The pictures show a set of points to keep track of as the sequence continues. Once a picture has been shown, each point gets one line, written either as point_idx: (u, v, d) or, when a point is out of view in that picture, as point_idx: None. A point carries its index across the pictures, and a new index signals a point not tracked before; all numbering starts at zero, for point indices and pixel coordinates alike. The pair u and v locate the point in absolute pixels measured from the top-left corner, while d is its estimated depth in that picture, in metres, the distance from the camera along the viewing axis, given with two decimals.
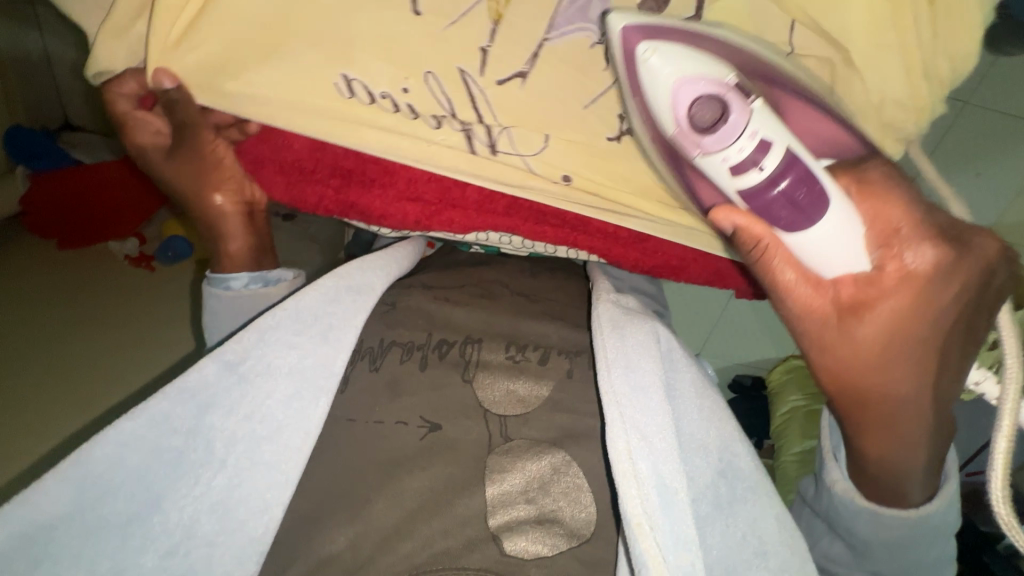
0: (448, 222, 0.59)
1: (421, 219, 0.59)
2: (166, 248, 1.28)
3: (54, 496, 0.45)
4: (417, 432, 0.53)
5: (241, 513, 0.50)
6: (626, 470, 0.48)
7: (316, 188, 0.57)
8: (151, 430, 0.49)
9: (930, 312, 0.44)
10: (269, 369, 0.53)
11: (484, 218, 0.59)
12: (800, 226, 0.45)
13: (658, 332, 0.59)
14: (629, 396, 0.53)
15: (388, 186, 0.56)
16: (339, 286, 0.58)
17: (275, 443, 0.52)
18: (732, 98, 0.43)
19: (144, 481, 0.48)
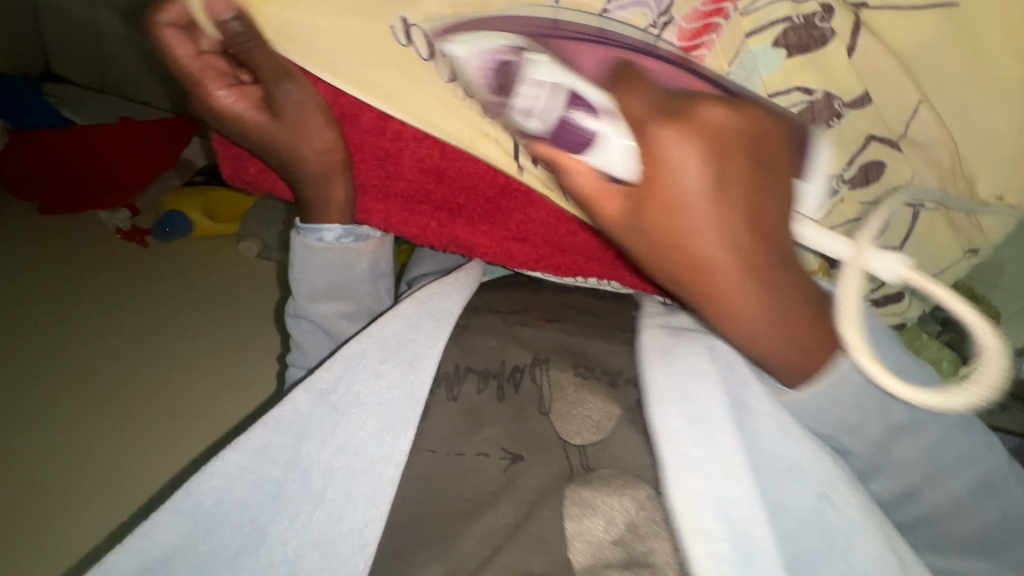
0: (554, 267, 0.51)
1: (527, 262, 0.51)
2: (167, 223, 1.20)
3: (172, 527, 0.46)
4: (498, 464, 0.50)
5: (341, 549, 0.47)
6: (692, 526, 0.42)
7: (422, 220, 0.50)
8: (253, 460, 0.49)
9: (703, 203, 0.32)
10: (359, 401, 0.52)
11: (592, 264, 0.51)
12: (581, 145, 0.34)
13: (717, 350, 0.48)
14: (686, 431, 0.45)
15: (498, 225, 0.49)
16: (421, 312, 0.57)
17: (371, 476, 0.49)
18: (578, 89, 0.34)
19: (247, 512, 0.48)
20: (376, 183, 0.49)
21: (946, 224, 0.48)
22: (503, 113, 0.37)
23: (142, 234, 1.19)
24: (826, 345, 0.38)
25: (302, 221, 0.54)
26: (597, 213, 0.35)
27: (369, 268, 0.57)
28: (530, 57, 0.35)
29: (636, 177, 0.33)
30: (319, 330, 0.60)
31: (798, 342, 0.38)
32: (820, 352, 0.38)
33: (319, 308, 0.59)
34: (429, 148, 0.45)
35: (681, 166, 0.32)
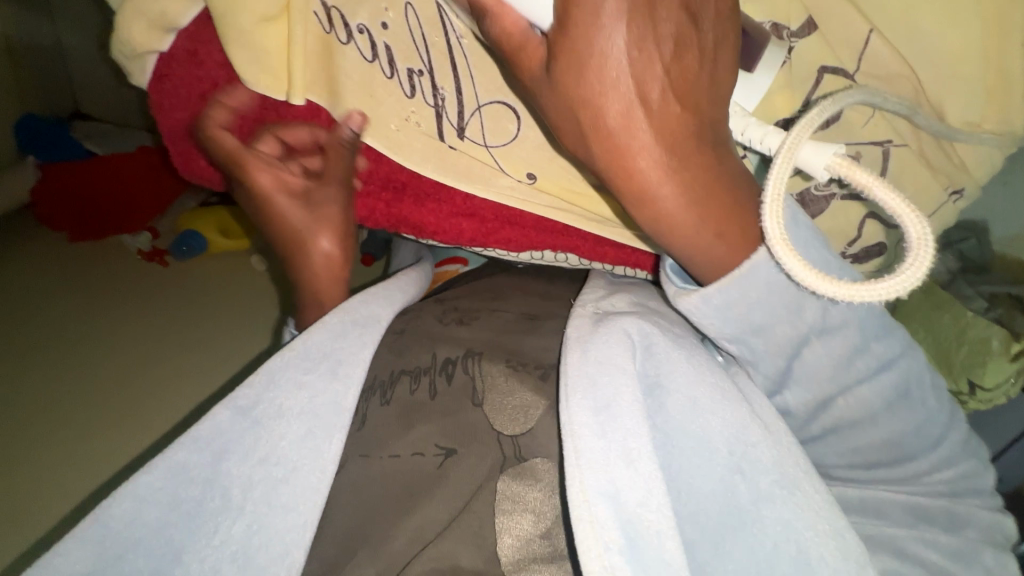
0: (505, 242, 0.51)
1: (478, 238, 0.51)
2: (182, 242, 1.26)
3: (73, 558, 0.43)
4: (433, 461, 0.49)
5: (262, 559, 0.46)
6: (584, 516, 0.37)
7: (371, 203, 0.50)
8: (170, 480, 0.47)
9: (668, 155, 0.34)
10: (281, 412, 0.50)
11: (543, 236, 0.50)
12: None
13: (633, 332, 0.45)
14: (597, 417, 0.41)
15: (445, 202, 0.49)
16: (347, 321, 0.56)
17: (294, 484, 0.49)
18: None
19: (164, 534, 0.45)
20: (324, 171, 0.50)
21: (918, 169, 0.45)
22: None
23: (161, 254, 1.26)
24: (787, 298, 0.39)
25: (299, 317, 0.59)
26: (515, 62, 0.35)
27: None
28: None
29: (547, 15, 0.32)
30: None
31: (723, 229, 0.37)
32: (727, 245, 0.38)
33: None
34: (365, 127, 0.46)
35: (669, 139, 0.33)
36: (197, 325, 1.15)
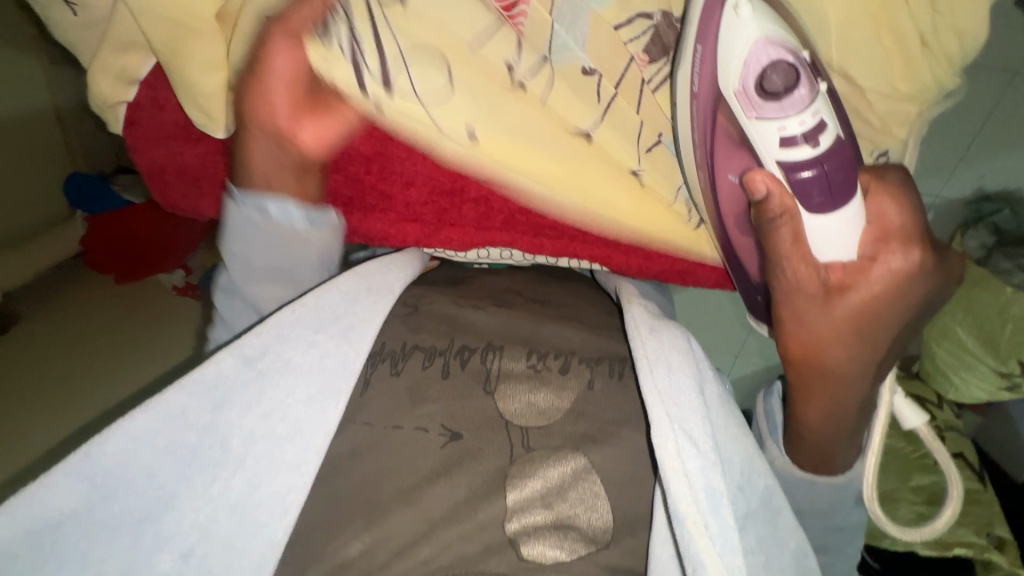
0: (448, 242, 0.54)
1: (421, 242, 0.54)
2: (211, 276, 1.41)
3: (64, 490, 0.48)
4: (438, 440, 0.53)
5: (261, 516, 0.52)
6: (676, 468, 0.48)
7: None
8: (166, 424, 0.51)
9: (871, 311, 0.49)
10: (287, 367, 0.54)
11: (482, 234, 0.53)
12: (822, 203, 0.47)
13: (689, 340, 0.59)
14: (671, 397, 0.52)
15: (391, 211, 0.52)
16: (357, 284, 0.58)
17: (296, 445, 0.53)
18: (827, 136, 0.45)
19: (155, 478, 0.50)
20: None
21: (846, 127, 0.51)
22: (763, 110, 0.45)
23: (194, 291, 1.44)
24: (830, 408, 0.54)
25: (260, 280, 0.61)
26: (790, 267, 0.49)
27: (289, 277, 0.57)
28: (817, 92, 0.45)
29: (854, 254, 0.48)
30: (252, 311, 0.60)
31: (811, 410, 0.54)
32: (821, 410, 0.54)
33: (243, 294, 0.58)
34: None
35: (903, 282, 0.49)
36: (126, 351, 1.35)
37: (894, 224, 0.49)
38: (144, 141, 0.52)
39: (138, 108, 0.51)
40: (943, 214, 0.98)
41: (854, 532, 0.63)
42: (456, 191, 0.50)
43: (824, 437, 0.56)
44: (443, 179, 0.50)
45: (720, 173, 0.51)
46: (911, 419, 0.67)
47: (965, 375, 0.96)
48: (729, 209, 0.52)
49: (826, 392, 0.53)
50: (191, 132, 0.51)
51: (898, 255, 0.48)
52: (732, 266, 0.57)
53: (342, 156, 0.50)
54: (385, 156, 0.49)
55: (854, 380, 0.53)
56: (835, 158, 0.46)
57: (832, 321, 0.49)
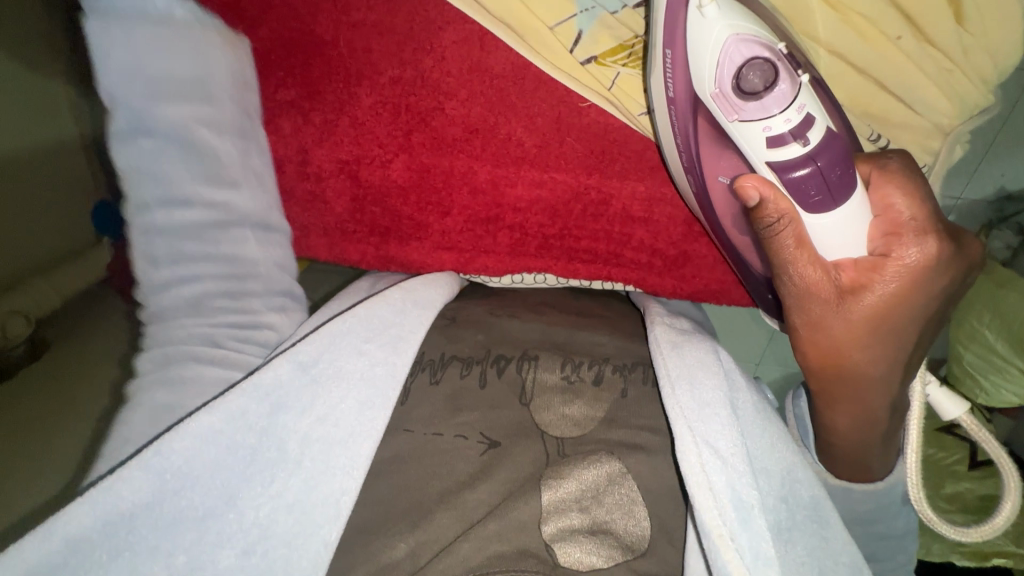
0: (481, 270, 0.54)
1: (455, 270, 0.54)
2: None
3: (137, 484, 0.44)
4: (476, 446, 0.54)
5: (317, 517, 0.51)
6: (700, 481, 0.48)
7: (361, 248, 0.54)
8: (228, 425, 0.49)
9: (894, 313, 0.48)
10: (340, 374, 0.55)
11: (516, 260, 0.53)
12: (824, 202, 0.44)
13: (717, 353, 0.59)
14: (695, 410, 0.52)
15: (426, 239, 0.53)
16: (405, 300, 0.61)
17: (348, 449, 0.53)
18: (816, 129, 0.42)
19: (218, 475, 0.48)
20: (315, 223, 0.54)
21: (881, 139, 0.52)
22: (744, 109, 0.42)
23: None
24: (865, 418, 0.53)
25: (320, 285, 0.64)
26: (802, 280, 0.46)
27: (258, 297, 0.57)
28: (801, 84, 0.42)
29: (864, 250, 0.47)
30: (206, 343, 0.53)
31: (843, 422, 0.54)
32: (852, 424, 0.54)
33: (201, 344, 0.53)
34: (345, 181, 0.51)
35: (925, 279, 0.47)
36: None
37: (905, 217, 0.47)
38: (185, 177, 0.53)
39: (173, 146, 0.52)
40: (967, 218, 0.97)
41: (899, 539, 0.62)
42: (492, 218, 0.51)
43: (863, 438, 0.55)
44: (475, 205, 0.51)
45: (709, 175, 0.48)
46: (951, 410, 0.67)
47: (996, 379, 0.92)
48: (723, 213, 0.49)
49: (857, 401, 0.53)
50: None
51: (913, 247, 0.46)
52: (749, 288, 0.56)
53: (380, 186, 0.51)
54: (422, 185, 0.50)
55: (880, 380, 0.51)
56: (828, 151, 0.43)
57: (858, 331, 0.48)
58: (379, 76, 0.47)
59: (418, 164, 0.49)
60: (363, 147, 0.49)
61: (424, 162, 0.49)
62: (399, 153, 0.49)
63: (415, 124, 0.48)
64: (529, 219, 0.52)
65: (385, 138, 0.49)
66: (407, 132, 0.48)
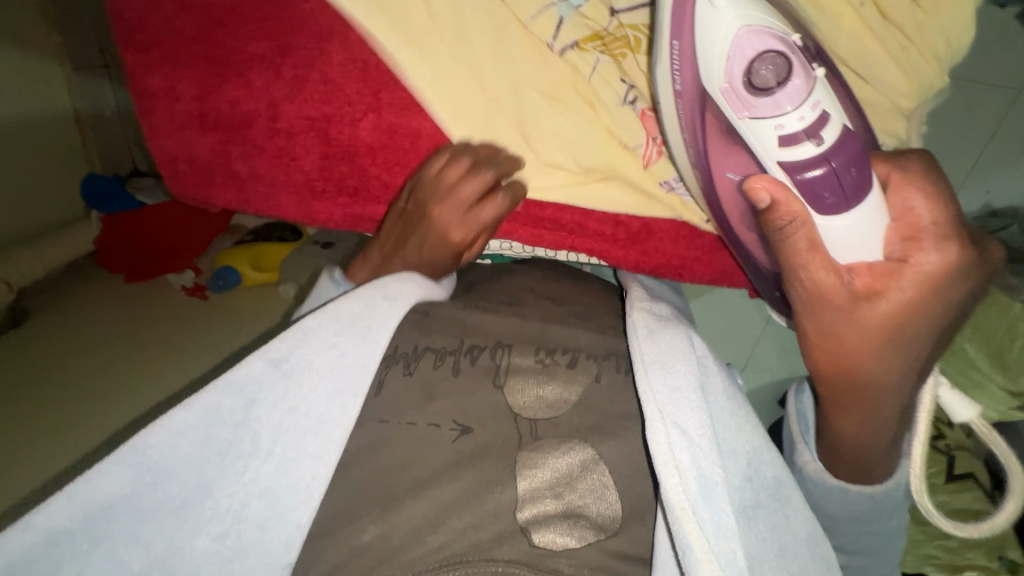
0: (448, 229, 0.57)
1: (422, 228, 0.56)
2: (217, 278, 1.45)
3: (114, 478, 0.51)
4: (449, 434, 0.55)
5: (289, 501, 0.55)
6: (666, 459, 0.50)
7: (328, 207, 0.55)
8: (203, 421, 0.55)
9: (913, 319, 0.47)
10: (310, 366, 0.58)
11: (480, 220, 0.56)
12: (840, 208, 0.45)
13: (690, 336, 0.59)
14: (666, 395, 0.53)
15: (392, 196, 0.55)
16: (376, 294, 0.61)
17: (318, 436, 0.56)
18: (831, 122, 0.44)
19: (195, 466, 0.54)
20: (285, 181, 0.54)
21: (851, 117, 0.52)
22: (755, 106, 0.44)
23: (202, 289, 1.44)
24: (863, 425, 0.54)
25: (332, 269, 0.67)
26: (818, 285, 0.47)
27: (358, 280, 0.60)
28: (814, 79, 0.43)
29: (880, 254, 0.47)
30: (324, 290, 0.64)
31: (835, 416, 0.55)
32: (858, 431, 0.54)
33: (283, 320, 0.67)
34: (314, 139, 0.51)
35: (942, 293, 0.46)
36: (138, 364, 1.23)
37: (926, 219, 0.46)
38: (155, 129, 0.52)
39: (141, 98, 0.51)
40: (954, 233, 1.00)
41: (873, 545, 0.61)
42: None
43: (845, 433, 0.55)
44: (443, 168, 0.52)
45: (718, 170, 0.51)
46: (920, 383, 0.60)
47: None
48: (730, 205, 0.53)
49: (866, 401, 0.52)
50: (202, 122, 0.51)
51: (932, 253, 0.45)
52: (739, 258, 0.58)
53: (349, 141, 0.51)
54: (389, 145, 0.51)
55: (891, 392, 0.52)
56: (848, 149, 0.44)
57: (868, 335, 0.48)
58: (348, 35, 0.48)
59: (387, 124, 0.50)
60: (333, 105, 0.49)
61: (393, 122, 0.50)
62: (368, 111, 0.50)
63: (383, 82, 0.49)
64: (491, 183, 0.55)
65: (354, 95, 0.49)
66: (376, 92, 0.49)
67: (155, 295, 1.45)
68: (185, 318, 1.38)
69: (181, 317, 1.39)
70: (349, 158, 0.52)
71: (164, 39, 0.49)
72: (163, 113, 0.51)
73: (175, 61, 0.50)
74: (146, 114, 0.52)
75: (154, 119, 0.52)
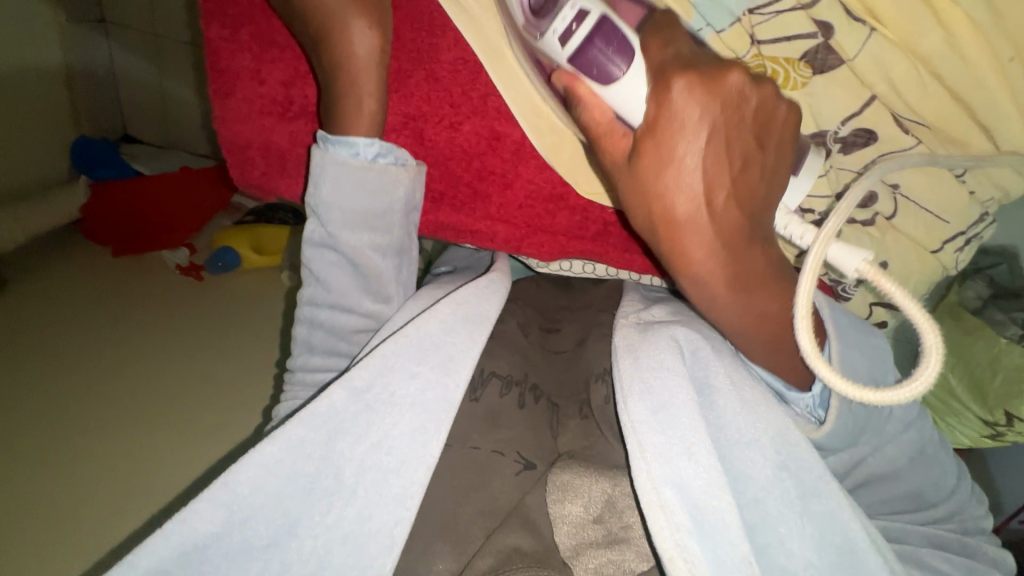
0: (538, 249, 0.52)
1: (511, 243, 0.52)
2: (217, 258, 1.32)
3: (206, 514, 0.47)
4: (513, 465, 0.54)
5: (369, 548, 0.49)
6: (652, 501, 0.45)
7: None
8: (288, 455, 0.49)
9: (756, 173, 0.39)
10: (392, 400, 0.52)
11: (574, 242, 0.51)
12: (610, 75, 0.38)
13: (677, 336, 0.52)
14: (648, 423, 0.48)
15: (482, 206, 0.51)
16: (456, 316, 0.57)
17: (401, 476, 0.51)
18: (609, 19, 0.37)
19: (282, 505, 0.49)
20: None
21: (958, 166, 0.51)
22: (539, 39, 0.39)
23: (198, 270, 1.32)
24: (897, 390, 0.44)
25: (326, 132, 0.45)
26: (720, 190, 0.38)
27: (405, 199, 0.47)
28: None
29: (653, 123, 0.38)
30: (347, 264, 0.54)
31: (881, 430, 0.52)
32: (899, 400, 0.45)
33: (349, 239, 0.46)
34: (408, 138, 0.48)
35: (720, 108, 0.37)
36: (158, 366, 1.11)
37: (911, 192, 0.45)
38: (232, 113, 0.49)
39: (223, 77, 0.47)
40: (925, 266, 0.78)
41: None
42: (556, 195, 0.49)
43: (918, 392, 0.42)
44: (543, 182, 0.49)
45: None
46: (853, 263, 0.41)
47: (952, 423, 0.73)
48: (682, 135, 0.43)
49: None
50: (287, 110, 0.48)
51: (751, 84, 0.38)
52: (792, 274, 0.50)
53: (446, 145, 0.48)
54: (487, 153, 0.48)
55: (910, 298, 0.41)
56: (613, 37, 0.37)
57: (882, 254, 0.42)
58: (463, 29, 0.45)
59: (489, 130, 0.47)
60: (433, 105, 0.47)
61: (497, 128, 0.47)
62: (472, 115, 0.47)
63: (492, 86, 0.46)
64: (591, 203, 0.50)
65: (459, 97, 0.46)
66: (484, 95, 0.46)
67: (145, 276, 1.32)
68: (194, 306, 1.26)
69: (194, 300, 1.27)
70: (444, 164, 0.49)
71: (257, 16, 0.46)
72: (246, 94, 0.48)
73: (268, 44, 0.46)
74: (225, 97, 0.48)
75: (233, 103, 0.48)
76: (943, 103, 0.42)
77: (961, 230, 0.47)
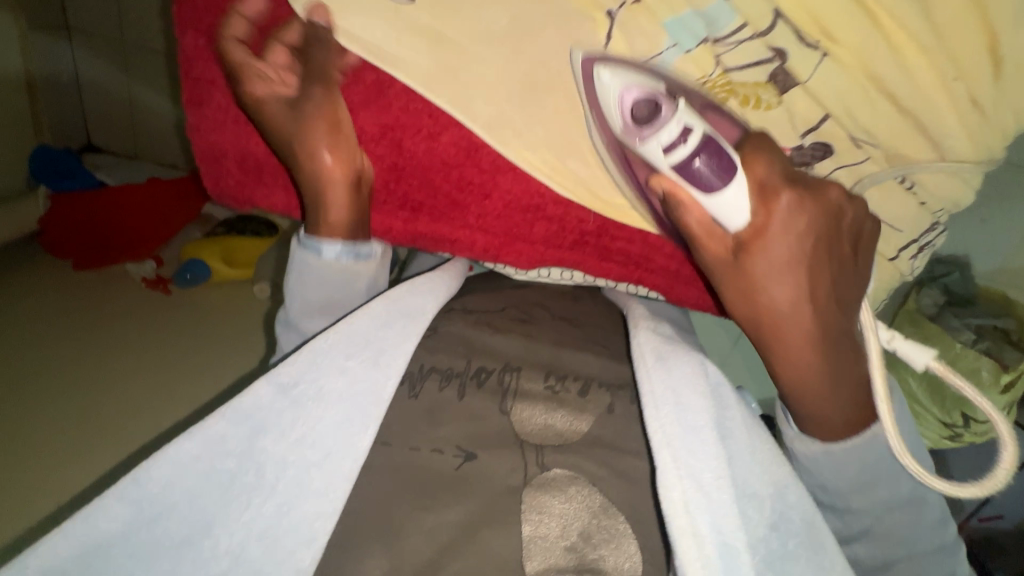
0: (515, 257, 0.53)
1: (489, 250, 0.52)
2: (186, 271, 1.26)
3: (113, 513, 0.44)
4: (452, 460, 0.49)
5: (287, 543, 0.45)
6: (683, 526, 0.43)
7: (388, 219, 0.53)
8: (206, 450, 0.47)
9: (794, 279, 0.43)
10: (321, 395, 0.49)
11: (551, 251, 0.52)
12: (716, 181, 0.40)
13: (705, 368, 0.51)
14: (680, 437, 0.46)
15: (459, 216, 0.51)
16: (390, 310, 0.53)
17: (324, 473, 0.47)
18: (709, 138, 0.39)
19: (196, 502, 0.46)
20: None
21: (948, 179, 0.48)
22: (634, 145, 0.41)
23: (165, 282, 1.27)
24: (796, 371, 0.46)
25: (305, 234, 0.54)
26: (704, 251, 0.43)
27: (364, 287, 0.57)
28: (675, 105, 0.39)
29: (744, 227, 0.41)
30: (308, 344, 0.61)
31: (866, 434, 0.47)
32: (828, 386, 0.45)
33: (311, 325, 0.59)
34: (387, 149, 0.48)
35: (792, 239, 0.42)
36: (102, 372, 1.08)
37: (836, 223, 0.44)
38: (208, 119, 0.49)
39: (199, 85, 0.49)
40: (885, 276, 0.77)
41: None
42: (534, 206, 0.50)
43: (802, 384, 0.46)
44: (520, 192, 0.49)
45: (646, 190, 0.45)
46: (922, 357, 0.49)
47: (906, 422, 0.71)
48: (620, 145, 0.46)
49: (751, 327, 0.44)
50: None
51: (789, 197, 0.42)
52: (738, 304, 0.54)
53: (424, 155, 0.48)
54: (465, 163, 0.48)
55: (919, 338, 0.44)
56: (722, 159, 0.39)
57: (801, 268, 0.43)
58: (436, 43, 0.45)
59: (467, 141, 0.47)
60: (411, 115, 0.47)
61: (476, 139, 0.47)
62: (451, 125, 0.47)
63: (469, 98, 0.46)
64: (568, 214, 0.50)
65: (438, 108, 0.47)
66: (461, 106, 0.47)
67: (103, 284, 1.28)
68: (146, 313, 1.22)
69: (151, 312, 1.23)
70: (419, 170, 0.49)
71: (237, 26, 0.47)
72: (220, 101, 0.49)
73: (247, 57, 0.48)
74: (203, 104, 0.49)
75: (210, 110, 0.49)
76: (894, 120, 0.44)
77: (912, 238, 0.50)
